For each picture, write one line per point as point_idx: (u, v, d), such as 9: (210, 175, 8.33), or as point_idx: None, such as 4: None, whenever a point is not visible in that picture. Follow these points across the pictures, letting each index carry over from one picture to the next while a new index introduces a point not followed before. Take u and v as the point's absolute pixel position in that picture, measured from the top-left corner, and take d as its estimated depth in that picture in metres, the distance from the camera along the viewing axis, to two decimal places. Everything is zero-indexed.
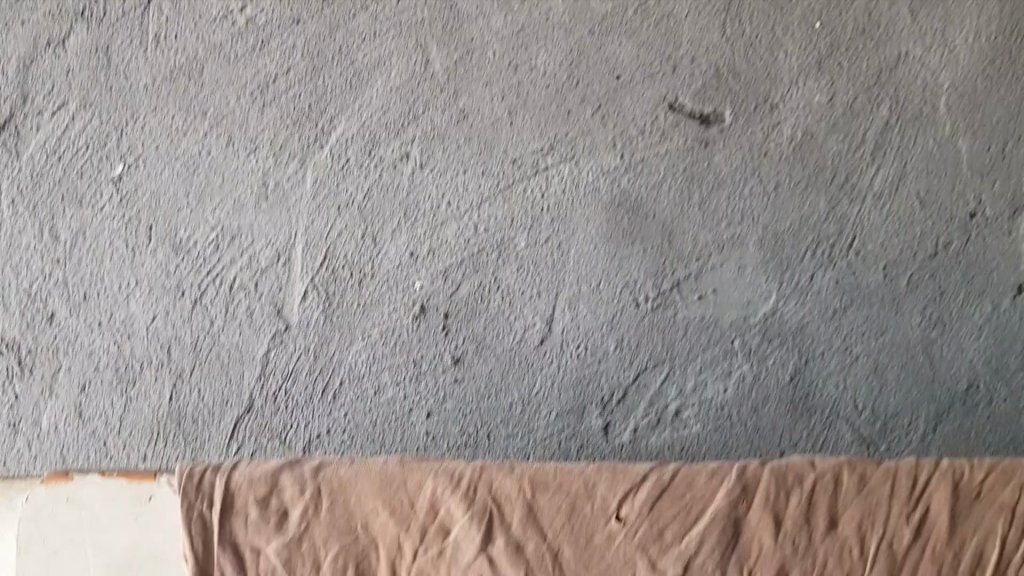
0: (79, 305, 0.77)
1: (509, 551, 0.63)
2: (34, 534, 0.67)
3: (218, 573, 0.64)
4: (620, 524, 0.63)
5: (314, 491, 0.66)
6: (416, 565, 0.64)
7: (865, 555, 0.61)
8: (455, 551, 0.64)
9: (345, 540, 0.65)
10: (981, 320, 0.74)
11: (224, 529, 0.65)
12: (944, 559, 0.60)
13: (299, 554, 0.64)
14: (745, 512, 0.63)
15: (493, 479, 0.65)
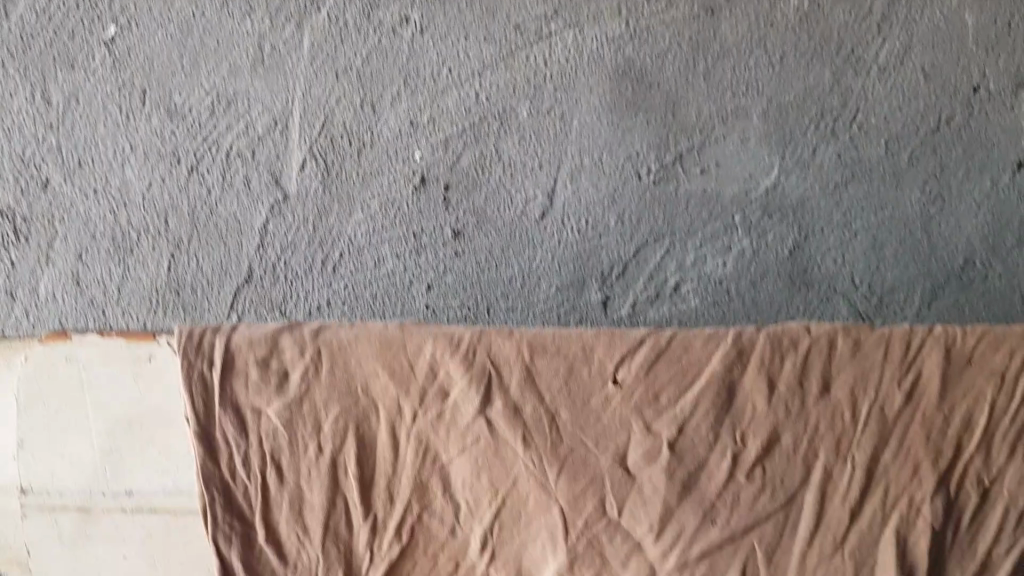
0: (74, 172, 0.77)
1: (507, 413, 0.66)
2: (38, 390, 0.70)
3: (220, 433, 0.67)
4: (616, 387, 0.65)
5: (315, 353, 0.67)
6: (416, 427, 0.67)
7: (857, 418, 0.63)
8: (455, 413, 0.66)
9: (347, 401, 0.67)
10: (980, 197, 0.74)
11: (225, 390, 0.66)
12: (935, 423, 0.63)
13: (301, 415, 0.67)
14: (740, 376, 0.64)
15: (492, 341, 0.66)
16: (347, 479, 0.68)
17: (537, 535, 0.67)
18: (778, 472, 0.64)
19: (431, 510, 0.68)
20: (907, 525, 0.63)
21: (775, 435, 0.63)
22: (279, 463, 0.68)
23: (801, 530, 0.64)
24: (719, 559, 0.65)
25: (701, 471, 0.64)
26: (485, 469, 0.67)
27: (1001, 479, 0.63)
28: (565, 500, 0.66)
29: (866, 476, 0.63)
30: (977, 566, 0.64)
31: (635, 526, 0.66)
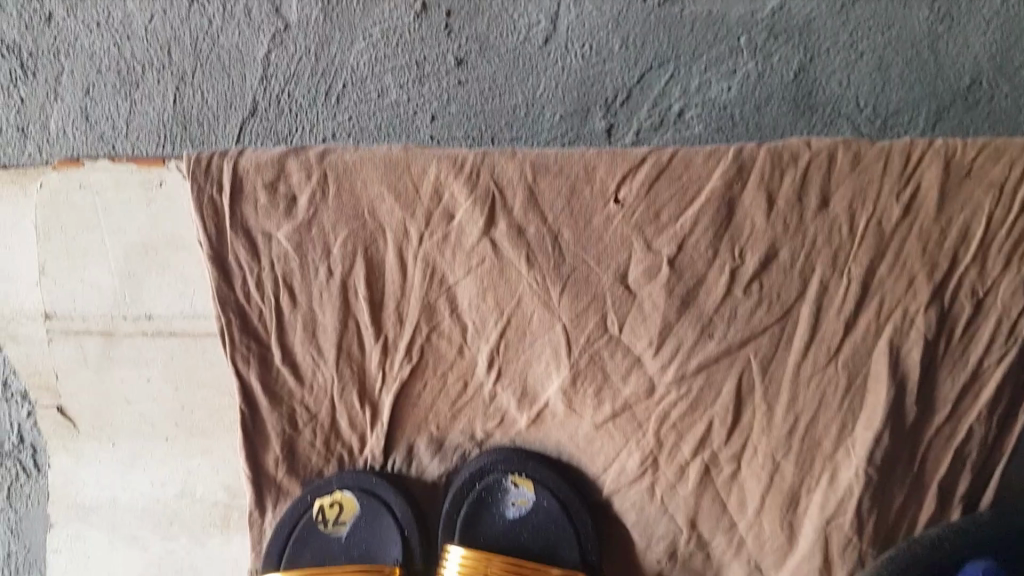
0: (77, 6, 0.80)
1: (512, 234, 0.67)
2: (54, 217, 0.74)
3: (233, 257, 0.70)
4: (618, 206, 0.66)
5: (321, 177, 0.68)
6: (423, 250, 0.69)
7: (854, 232, 0.64)
8: (461, 235, 0.68)
9: (355, 225, 0.69)
10: (991, 15, 0.73)
11: (236, 214, 0.69)
12: (931, 236, 0.64)
13: (310, 238, 0.69)
14: (740, 193, 0.65)
15: (496, 163, 0.67)
16: (358, 301, 0.71)
17: (542, 352, 0.72)
18: (775, 286, 0.66)
19: (439, 331, 0.72)
20: (901, 335, 0.65)
21: (773, 251, 0.65)
22: (292, 286, 0.71)
23: (795, 341, 0.67)
24: (716, 372, 0.69)
25: (700, 286, 0.67)
26: (491, 290, 0.69)
27: (994, 291, 0.64)
28: (569, 318, 0.69)
29: (861, 289, 0.65)
30: (968, 374, 0.66)
31: (636, 341, 0.69)
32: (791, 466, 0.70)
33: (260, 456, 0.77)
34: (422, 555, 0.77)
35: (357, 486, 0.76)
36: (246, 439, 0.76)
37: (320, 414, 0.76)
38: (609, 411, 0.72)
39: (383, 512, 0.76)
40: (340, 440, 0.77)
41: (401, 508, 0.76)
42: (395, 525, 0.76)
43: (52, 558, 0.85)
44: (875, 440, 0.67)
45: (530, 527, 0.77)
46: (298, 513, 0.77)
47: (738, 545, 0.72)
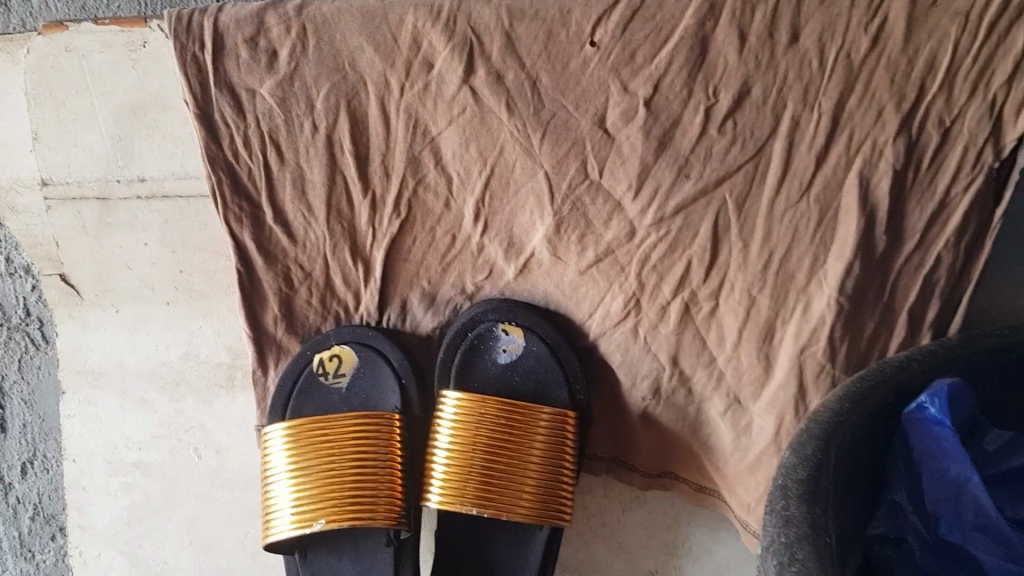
0: None
1: (490, 82, 0.69)
2: (41, 82, 0.75)
3: (219, 113, 0.71)
4: (594, 49, 0.67)
5: (301, 30, 0.68)
6: (404, 101, 0.71)
7: (824, 66, 0.65)
8: (440, 84, 0.70)
9: (336, 78, 0.70)
10: None
11: (221, 71, 0.70)
12: (898, 67, 0.65)
13: (293, 93, 0.71)
14: (712, 31, 0.65)
15: (472, 10, 0.67)
16: (343, 155, 0.73)
17: (526, 201, 0.74)
18: (748, 124, 0.68)
19: (425, 185, 0.74)
20: (870, 167, 0.67)
21: (746, 88, 0.67)
22: (279, 142, 0.73)
23: (769, 178, 0.69)
24: (694, 212, 0.72)
25: (676, 127, 0.69)
26: (474, 139, 0.72)
27: (961, 119, 0.66)
28: (550, 164, 0.72)
29: (832, 123, 0.67)
30: (936, 204, 0.68)
31: (616, 185, 0.72)
32: (766, 300, 0.73)
33: (259, 315, 0.80)
34: (419, 402, 0.81)
35: (355, 340, 0.80)
36: (246, 299, 0.79)
37: (314, 273, 0.79)
38: (593, 256, 0.75)
39: (381, 362, 0.80)
40: (336, 298, 0.80)
41: (397, 358, 0.80)
42: (393, 374, 0.80)
43: (66, 421, 0.89)
44: (846, 270, 0.69)
45: (521, 372, 0.81)
46: (300, 366, 0.80)
47: (718, 378, 0.77)
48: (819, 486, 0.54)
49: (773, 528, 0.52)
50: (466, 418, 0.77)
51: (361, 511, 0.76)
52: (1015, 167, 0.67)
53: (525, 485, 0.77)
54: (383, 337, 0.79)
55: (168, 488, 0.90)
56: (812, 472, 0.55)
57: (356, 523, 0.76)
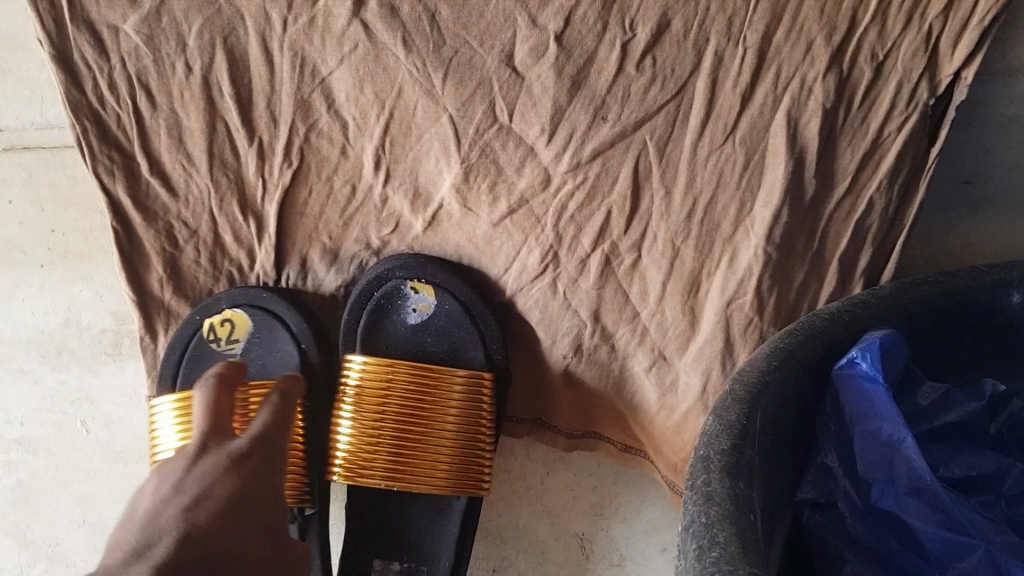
0: None
1: (384, 14, 0.61)
2: None
3: (79, 55, 0.63)
4: None
5: None
6: (288, 38, 0.63)
7: None
8: (327, 18, 0.62)
9: (210, 12, 0.62)
10: None
11: (76, 5, 0.61)
12: None
13: (161, 31, 0.62)
14: None
15: None
16: (224, 100, 0.66)
17: (430, 147, 0.68)
18: (668, 60, 0.61)
19: (318, 131, 0.67)
20: (799, 106, 0.62)
21: (666, 20, 0.60)
22: (148, 86, 0.65)
23: (691, 118, 0.64)
24: (612, 157, 0.66)
25: (590, 64, 0.62)
26: (369, 80, 0.65)
27: (895, 54, 0.60)
28: (454, 107, 0.65)
29: (758, 58, 0.61)
30: (868, 145, 0.63)
31: (527, 129, 0.66)
32: (690, 250, 0.69)
33: (142, 277, 0.73)
34: (319, 365, 0.75)
35: (248, 303, 0.73)
36: (125, 260, 0.72)
37: (200, 231, 0.72)
38: (505, 208, 0.69)
39: (278, 326, 0.74)
40: (227, 256, 0.73)
41: (296, 322, 0.73)
42: (291, 338, 0.74)
43: None
44: (774, 217, 0.65)
45: (434, 331, 0.76)
46: (189, 333, 0.74)
47: (641, 334, 0.73)
48: (743, 456, 0.51)
49: (693, 506, 0.48)
50: (375, 384, 0.72)
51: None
52: (951, 104, 0.62)
53: (441, 455, 0.73)
54: (279, 300, 0.73)
55: (56, 464, 0.86)
56: (735, 442, 0.51)
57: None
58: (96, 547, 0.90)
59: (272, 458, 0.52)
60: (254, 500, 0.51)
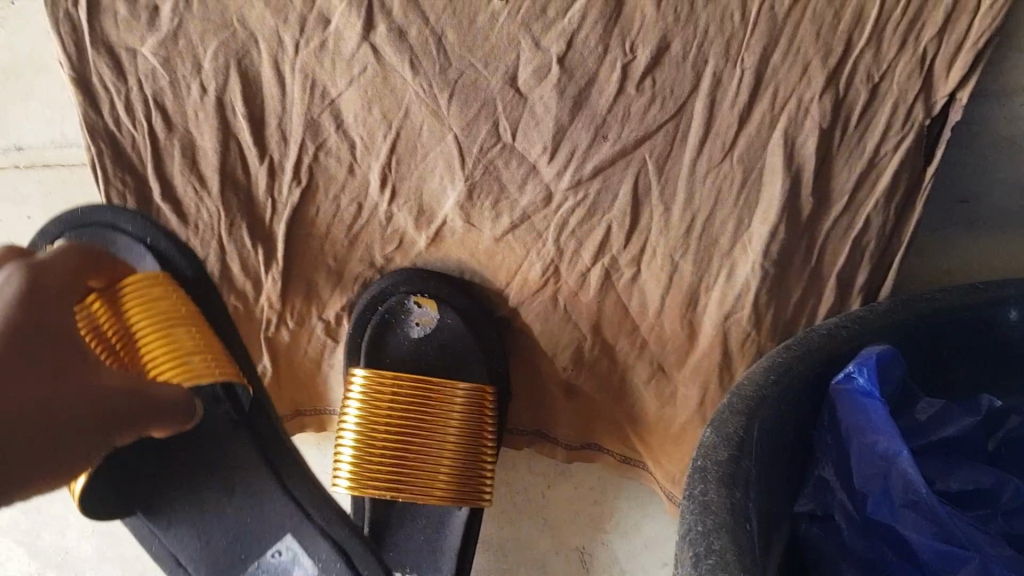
0: None
1: (392, 38, 0.63)
2: None
3: (99, 77, 0.65)
4: (503, 3, 0.61)
5: None
6: (299, 60, 0.65)
7: (746, 20, 0.60)
8: (339, 41, 0.64)
9: (224, 36, 0.64)
10: None
11: (96, 28, 0.63)
12: (824, 20, 0.59)
13: (178, 53, 0.64)
14: None
15: None
16: (236, 119, 0.68)
17: (435, 165, 0.70)
18: (667, 82, 0.63)
19: (327, 150, 0.69)
20: (796, 126, 0.63)
21: (666, 43, 0.61)
22: (164, 107, 0.67)
23: (690, 137, 0.65)
24: (613, 174, 0.68)
25: (591, 85, 0.64)
26: (377, 101, 0.67)
27: (891, 75, 0.61)
28: (459, 127, 0.67)
29: (756, 79, 0.62)
30: (864, 164, 0.65)
31: (530, 147, 0.67)
32: (689, 265, 0.70)
33: None
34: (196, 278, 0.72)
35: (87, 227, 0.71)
36: None
37: (208, 259, 0.75)
38: (508, 223, 0.71)
39: (114, 234, 0.71)
40: (233, 286, 0.77)
41: (127, 221, 0.70)
42: (134, 238, 0.71)
43: None
44: (771, 234, 0.67)
45: (436, 344, 0.79)
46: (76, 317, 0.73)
47: (641, 346, 0.75)
48: (740, 468, 0.52)
49: (689, 514, 0.50)
50: (376, 399, 0.74)
51: (176, 360, 0.67)
52: (947, 124, 0.63)
53: (442, 462, 0.75)
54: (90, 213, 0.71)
55: None
56: (732, 455, 0.52)
57: (194, 382, 0.67)
58: (91, 531, 0.98)
59: (48, 304, 0.62)
60: (47, 303, 0.62)
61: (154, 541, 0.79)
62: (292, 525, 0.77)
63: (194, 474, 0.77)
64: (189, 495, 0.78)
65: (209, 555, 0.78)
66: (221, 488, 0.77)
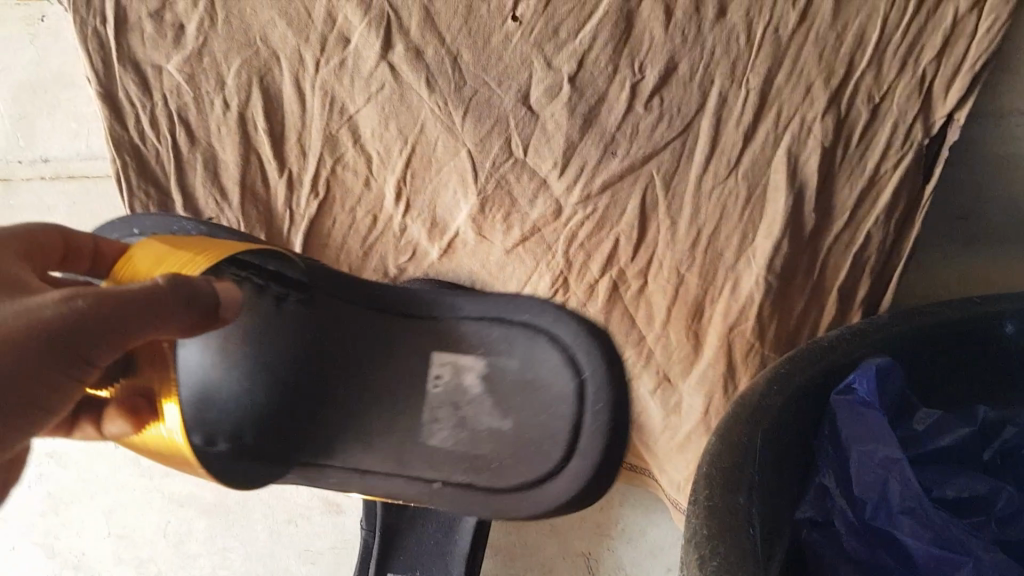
0: None
1: (409, 57, 0.65)
2: None
3: (124, 93, 0.68)
4: (516, 24, 0.63)
5: (209, 4, 0.64)
6: (319, 78, 0.67)
7: (751, 42, 0.62)
8: (358, 59, 0.66)
9: (248, 53, 0.66)
10: None
11: (123, 46, 0.66)
12: (826, 43, 0.62)
13: (202, 70, 0.67)
14: (638, 5, 0.61)
15: None
16: (257, 133, 0.70)
17: (449, 180, 0.72)
18: (675, 101, 0.65)
19: (344, 164, 0.72)
20: (799, 144, 0.65)
21: (673, 63, 0.64)
22: (187, 121, 0.69)
23: (696, 154, 0.67)
24: (621, 189, 0.70)
25: (601, 103, 0.66)
26: (393, 117, 0.69)
27: (890, 96, 0.63)
28: (473, 142, 0.69)
29: (760, 99, 0.64)
30: (865, 181, 0.67)
31: (541, 163, 0.70)
32: (695, 277, 0.72)
33: None
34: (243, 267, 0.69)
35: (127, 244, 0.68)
36: None
37: None
38: (519, 235, 0.74)
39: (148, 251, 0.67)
40: None
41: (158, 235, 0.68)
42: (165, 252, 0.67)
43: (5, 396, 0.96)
44: (774, 248, 0.69)
45: None
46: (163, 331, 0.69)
47: (647, 356, 0.76)
48: (742, 474, 0.54)
49: (694, 518, 0.52)
50: None
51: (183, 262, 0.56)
52: (944, 144, 0.65)
53: None
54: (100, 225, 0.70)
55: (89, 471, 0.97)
56: (736, 462, 0.54)
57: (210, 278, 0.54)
58: (107, 533, 1.01)
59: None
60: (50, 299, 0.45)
61: (350, 478, 0.69)
62: (439, 327, 0.68)
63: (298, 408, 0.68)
64: (355, 452, 0.69)
65: (464, 444, 0.67)
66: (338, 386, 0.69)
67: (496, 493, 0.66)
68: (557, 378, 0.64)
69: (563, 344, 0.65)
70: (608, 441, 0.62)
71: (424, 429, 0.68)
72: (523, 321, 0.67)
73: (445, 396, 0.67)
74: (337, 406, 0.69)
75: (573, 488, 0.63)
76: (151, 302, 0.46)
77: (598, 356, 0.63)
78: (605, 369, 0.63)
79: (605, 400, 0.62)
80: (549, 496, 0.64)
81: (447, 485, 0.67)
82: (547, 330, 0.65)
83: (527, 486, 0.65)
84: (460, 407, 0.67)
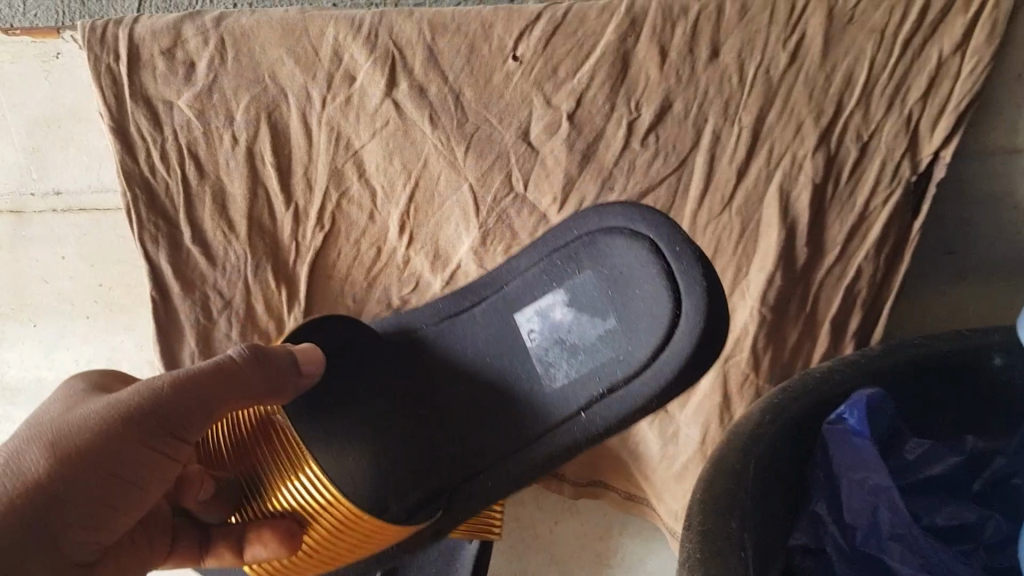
0: None
1: (414, 95, 0.67)
2: None
3: (135, 127, 0.70)
4: (517, 64, 0.65)
5: (219, 42, 0.66)
6: (326, 114, 0.69)
7: (743, 82, 0.64)
8: (363, 97, 0.68)
9: (256, 91, 0.68)
10: None
11: (136, 82, 0.68)
12: (815, 83, 0.64)
13: (211, 106, 0.69)
14: (634, 46, 0.64)
15: (394, 22, 0.65)
16: (265, 167, 0.72)
17: (451, 214, 0.74)
18: (670, 138, 0.67)
19: (349, 198, 0.74)
20: (790, 181, 0.67)
21: (668, 102, 0.66)
22: (197, 155, 0.71)
23: (691, 190, 0.70)
24: None
25: (598, 140, 0.68)
26: (397, 152, 0.71)
27: (878, 135, 0.65)
28: (474, 177, 0.71)
29: (752, 136, 0.66)
30: (855, 216, 0.69)
31: (541, 197, 0.72)
32: None
33: (176, 348, 0.80)
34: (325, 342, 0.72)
35: None
36: (162, 336, 0.79)
37: (234, 301, 0.78)
38: None
39: None
40: (256, 329, 0.79)
41: None
42: None
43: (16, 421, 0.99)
44: (768, 281, 0.71)
45: None
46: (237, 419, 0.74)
47: None
48: (733, 501, 0.55)
49: (687, 542, 0.53)
50: None
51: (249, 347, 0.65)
52: (931, 181, 0.67)
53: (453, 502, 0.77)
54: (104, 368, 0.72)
55: None
56: (729, 487, 0.56)
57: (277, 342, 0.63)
58: None
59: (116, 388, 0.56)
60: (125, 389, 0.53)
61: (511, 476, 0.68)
62: (511, 298, 0.70)
63: (437, 434, 0.71)
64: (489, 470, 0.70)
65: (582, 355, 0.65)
66: (452, 422, 0.72)
67: (626, 380, 0.61)
68: (642, 267, 0.61)
69: (621, 228, 0.63)
70: (704, 296, 0.57)
71: (544, 375, 0.67)
72: (580, 235, 0.66)
73: (547, 336, 0.67)
74: (490, 399, 0.70)
75: (692, 335, 0.57)
76: (227, 370, 0.54)
77: (668, 231, 0.60)
78: (665, 231, 0.61)
79: (682, 241, 0.59)
80: (665, 368, 0.58)
81: (590, 410, 0.64)
82: (600, 227, 0.64)
83: (648, 353, 0.60)
84: (565, 339, 0.66)
